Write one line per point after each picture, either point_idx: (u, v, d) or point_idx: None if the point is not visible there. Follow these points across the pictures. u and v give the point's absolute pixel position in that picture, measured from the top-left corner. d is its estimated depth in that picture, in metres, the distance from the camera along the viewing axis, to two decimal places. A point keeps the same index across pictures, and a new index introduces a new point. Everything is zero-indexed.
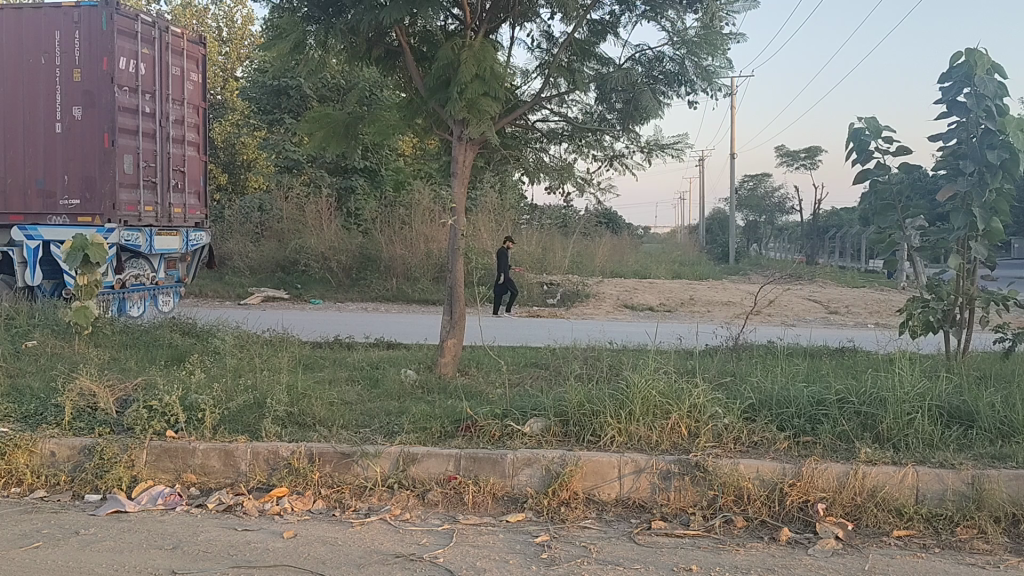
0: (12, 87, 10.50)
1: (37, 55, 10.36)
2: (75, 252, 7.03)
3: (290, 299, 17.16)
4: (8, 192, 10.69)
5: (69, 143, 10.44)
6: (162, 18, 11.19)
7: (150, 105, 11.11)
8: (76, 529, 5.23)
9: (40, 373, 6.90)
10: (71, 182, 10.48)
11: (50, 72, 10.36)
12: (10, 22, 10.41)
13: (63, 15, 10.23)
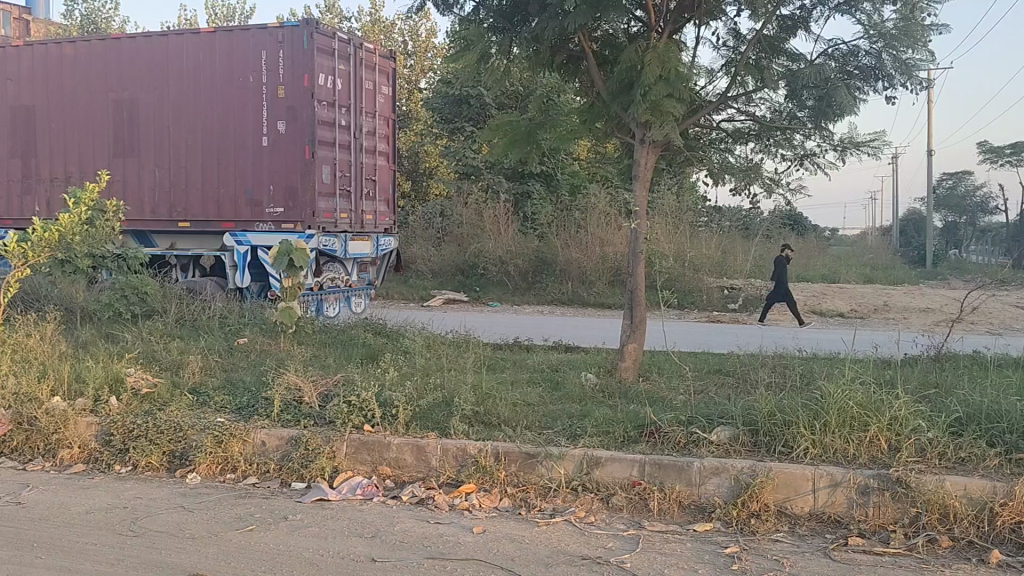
0: (225, 104, 11.42)
1: (247, 73, 11.24)
2: (281, 256, 7.59)
3: (469, 302, 17.76)
4: (220, 201, 11.62)
5: (275, 155, 11.26)
6: (357, 36, 11.90)
7: (345, 117, 11.83)
8: (285, 514, 5.62)
9: (251, 367, 7.48)
10: (276, 192, 11.31)
11: (258, 89, 11.22)
12: (223, 44, 11.34)
13: (270, 35, 11.06)
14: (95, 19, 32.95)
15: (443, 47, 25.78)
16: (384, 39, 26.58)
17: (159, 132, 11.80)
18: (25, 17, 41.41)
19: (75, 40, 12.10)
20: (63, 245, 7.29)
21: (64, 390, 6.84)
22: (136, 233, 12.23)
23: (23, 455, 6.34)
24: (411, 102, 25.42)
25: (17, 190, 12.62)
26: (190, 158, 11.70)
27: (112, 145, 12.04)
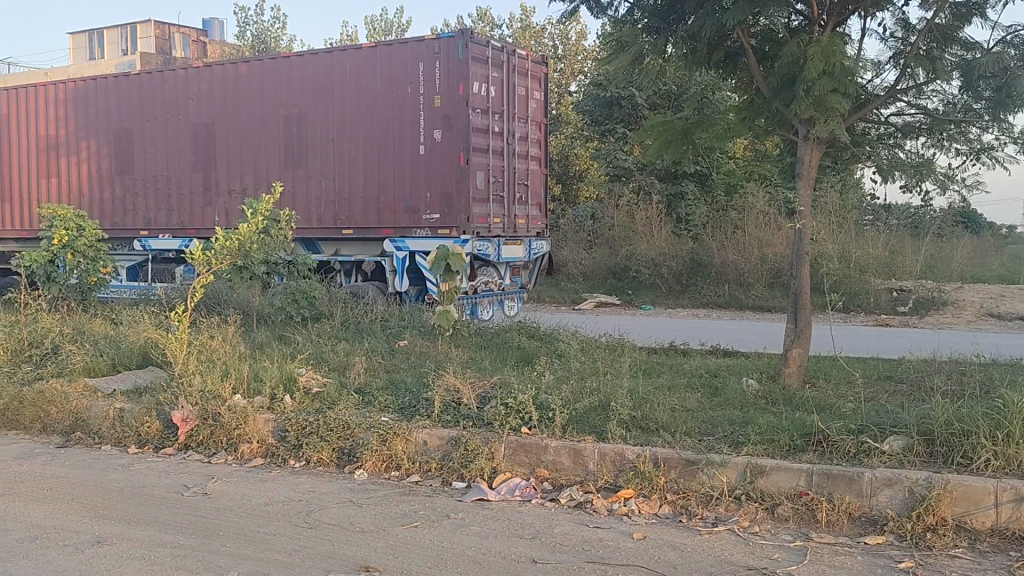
0: (384, 115, 11.89)
1: (405, 84, 11.67)
2: (437, 261, 7.81)
3: (621, 305, 17.75)
4: (380, 209, 12.10)
5: (431, 163, 11.64)
6: (509, 43, 12.15)
7: (499, 123, 12.08)
8: (448, 512, 5.77)
9: (412, 369, 7.74)
10: (432, 199, 11.68)
11: (416, 100, 11.63)
12: (382, 58, 11.82)
13: (426, 47, 11.46)
14: (265, 39, 35.13)
15: (592, 49, 25.80)
16: (534, 44, 27.00)
17: (324, 144, 12.42)
18: (203, 40, 44.73)
19: (249, 60, 12.89)
20: (244, 251, 8.18)
21: (243, 388, 7.30)
22: (303, 240, 12.87)
23: (208, 448, 6.83)
24: (562, 105, 25.59)
25: (198, 202, 13.51)
26: (353, 168, 12.24)
27: (282, 158, 12.75)
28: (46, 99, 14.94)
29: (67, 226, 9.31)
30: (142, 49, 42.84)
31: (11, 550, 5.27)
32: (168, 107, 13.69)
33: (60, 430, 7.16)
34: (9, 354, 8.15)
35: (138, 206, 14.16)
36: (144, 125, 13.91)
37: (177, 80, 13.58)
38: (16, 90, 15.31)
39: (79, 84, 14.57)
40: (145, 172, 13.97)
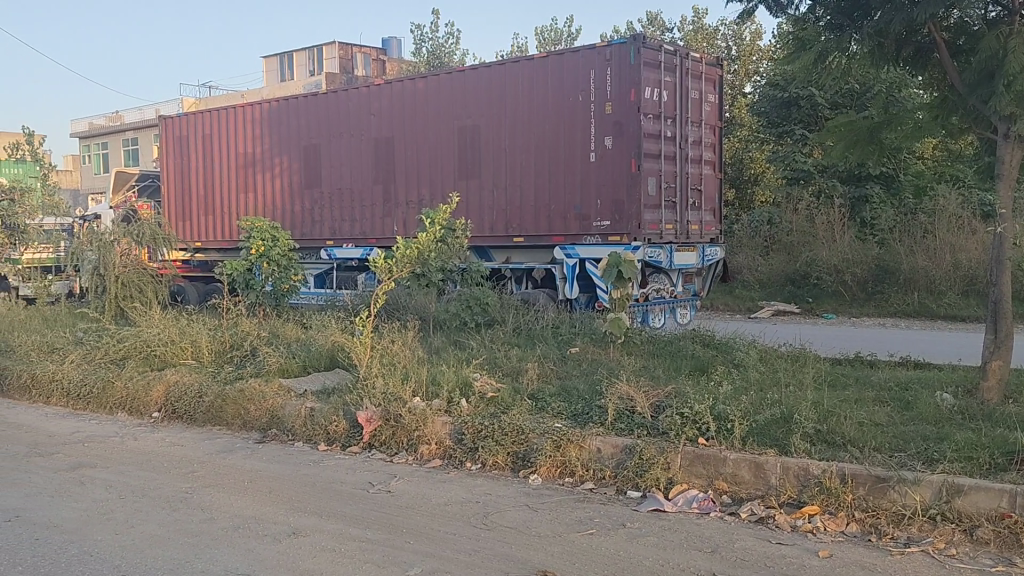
0: (556, 124, 12.07)
1: (576, 93, 11.82)
2: (610, 268, 7.87)
3: (801, 313, 17.14)
4: (551, 217, 12.24)
5: (602, 171, 11.69)
6: (682, 47, 12.09)
7: (672, 128, 12.01)
8: (624, 521, 5.73)
9: (584, 376, 7.78)
10: (603, 206, 11.72)
11: (587, 108, 11.74)
12: (554, 68, 12.04)
13: (598, 54, 11.57)
14: (439, 54, 36.40)
15: (768, 48, 24.98)
16: (707, 46, 26.46)
17: (497, 154, 12.72)
18: (382, 58, 46.86)
19: (427, 76, 13.44)
20: (421, 258, 8.78)
21: (423, 391, 7.59)
22: (475, 248, 13.20)
23: (390, 448, 7.14)
24: (735, 108, 24.87)
25: (379, 213, 14.18)
26: (525, 177, 12.47)
27: (457, 169, 13.16)
28: (243, 120, 16.12)
29: (262, 236, 9.97)
30: (326, 68, 45.55)
31: (217, 537, 5.72)
32: (352, 124, 14.48)
33: (257, 426, 7.70)
34: (212, 356, 8.85)
35: (324, 218, 15.03)
36: (330, 141, 14.74)
37: (360, 97, 14.34)
38: (218, 112, 16.61)
39: (272, 104, 15.64)
40: (331, 185, 14.81)
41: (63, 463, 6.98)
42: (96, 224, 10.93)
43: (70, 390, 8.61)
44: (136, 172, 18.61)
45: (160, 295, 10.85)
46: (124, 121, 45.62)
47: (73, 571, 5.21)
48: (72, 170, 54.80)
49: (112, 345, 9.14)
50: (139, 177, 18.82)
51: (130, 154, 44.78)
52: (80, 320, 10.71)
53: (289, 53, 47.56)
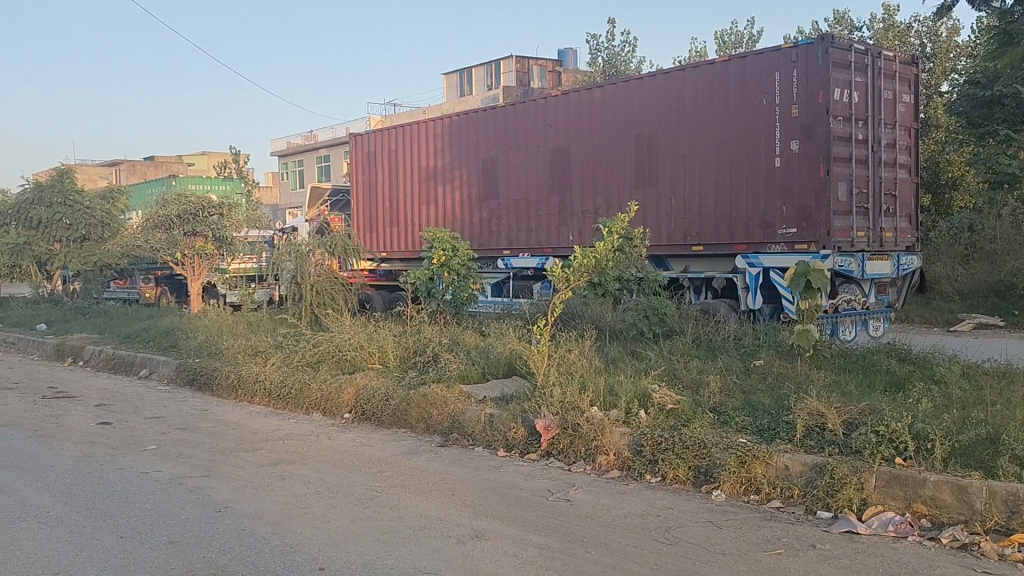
0: (738, 129, 11.77)
1: (760, 97, 11.52)
2: (798, 278, 7.58)
3: (1008, 327, 15.77)
4: (733, 225, 11.93)
5: (787, 176, 11.29)
6: (873, 45, 11.55)
7: (862, 131, 11.46)
8: (812, 542, 5.45)
9: (768, 391, 7.52)
10: (788, 213, 11.30)
11: (771, 111, 11.40)
12: (737, 72, 11.78)
13: (783, 56, 11.24)
14: (615, 63, 36.44)
15: (968, 44, 23.27)
16: (899, 44, 24.93)
17: (676, 161, 12.56)
18: (559, 70, 47.60)
19: (604, 85, 13.51)
20: (599, 268, 8.84)
21: (600, 401, 7.60)
22: (653, 257, 13.07)
23: (568, 457, 7.21)
24: (931, 107, 23.26)
25: (555, 222, 14.34)
26: (704, 184, 12.24)
27: (634, 178, 13.11)
28: (425, 135, 16.80)
29: (443, 246, 10.34)
30: (504, 81, 46.62)
31: (404, 535, 5.96)
32: (528, 135, 14.75)
33: (439, 429, 7.98)
34: (397, 361, 9.25)
35: (502, 227, 15.37)
36: (508, 153, 15.08)
37: (538, 109, 14.59)
38: (401, 128, 17.37)
39: (454, 119, 16.20)
40: (508, 196, 15.14)
41: (266, 459, 7.51)
42: (293, 236, 11.70)
43: (271, 390, 9.27)
44: (329, 187, 19.90)
45: (349, 302, 11.44)
46: (317, 139, 48.81)
47: (277, 560, 5.59)
48: (272, 185, 59.23)
49: (307, 349, 9.74)
50: (332, 192, 20.09)
51: (322, 169, 47.82)
52: (279, 325, 11.52)
53: (468, 68, 49.01)
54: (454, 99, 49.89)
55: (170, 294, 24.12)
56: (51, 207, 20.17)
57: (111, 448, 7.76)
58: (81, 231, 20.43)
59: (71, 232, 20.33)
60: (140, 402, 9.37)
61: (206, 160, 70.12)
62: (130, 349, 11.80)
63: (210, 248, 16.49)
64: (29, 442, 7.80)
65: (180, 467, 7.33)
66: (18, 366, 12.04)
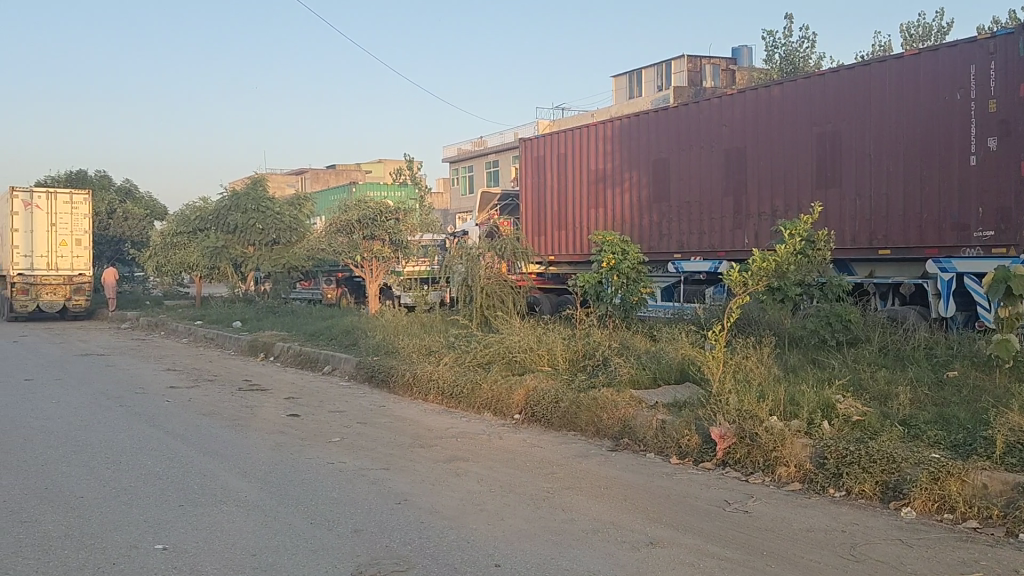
0: (928, 126, 11.13)
1: (953, 91, 10.86)
2: (996, 284, 6.83)
3: None
4: (924, 227, 11.23)
5: (984, 175, 10.55)
6: None
7: None
8: (1017, 568, 4.99)
9: (965, 404, 7.01)
10: (985, 214, 10.53)
11: (966, 107, 10.71)
12: (928, 65, 11.16)
13: (979, 48, 10.55)
14: (794, 60, 35.15)
15: None
16: None
17: (860, 160, 11.98)
18: (731, 68, 46.36)
19: (784, 83, 13.11)
20: (779, 272, 8.61)
21: (780, 411, 7.34)
22: (836, 261, 12.50)
23: (745, 466, 7.00)
24: None
25: (729, 225, 13.98)
26: (891, 184, 11.60)
27: (815, 178, 12.60)
28: (595, 138, 16.76)
29: (613, 250, 10.26)
30: (674, 82, 45.91)
31: (577, 538, 5.96)
32: (702, 135, 14.49)
33: (610, 434, 7.95)
34: (566, 363, 9.28)
35: (672, 230, 15.11)
36: (679, 155, 14.88)
37: (711, 109, 14.33)
38: (569, 132, 17.51)
39: (623, 121, 16.16)
40: (680, 198, 14.88)
41: (441, 456, 7.73)
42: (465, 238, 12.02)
43: (445, 389, 9.55)
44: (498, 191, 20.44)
45: (518, 304, 11.60)
46: (487, 145, 50.00)
47: (454, 554, 5.73)
48: (443, 190, 61.31)
49: (478, 350, 9.95)
50: (501, 196, 20.60)
51: (491, 175, 49.06)
52: (451, 325, 11.86)
53: (637, 70, 48.59)
54: (623, 101, 49.58)
55: (349, 296, 25.38)
56: (246, 213, 21.84)
57: (299, 438, 8.24)
58: (272, 235, 21.88)
59: (263, 236, 21.82)
60: (324, 396, 9.91)
61: (381, 168, 73.41)
62: (315, 347, 12.48)
63: (387, 252, 17.25)
64: (227, 430, 8.41)
65: (362, 459, 7.67)
66: (218, 359, 13.05)
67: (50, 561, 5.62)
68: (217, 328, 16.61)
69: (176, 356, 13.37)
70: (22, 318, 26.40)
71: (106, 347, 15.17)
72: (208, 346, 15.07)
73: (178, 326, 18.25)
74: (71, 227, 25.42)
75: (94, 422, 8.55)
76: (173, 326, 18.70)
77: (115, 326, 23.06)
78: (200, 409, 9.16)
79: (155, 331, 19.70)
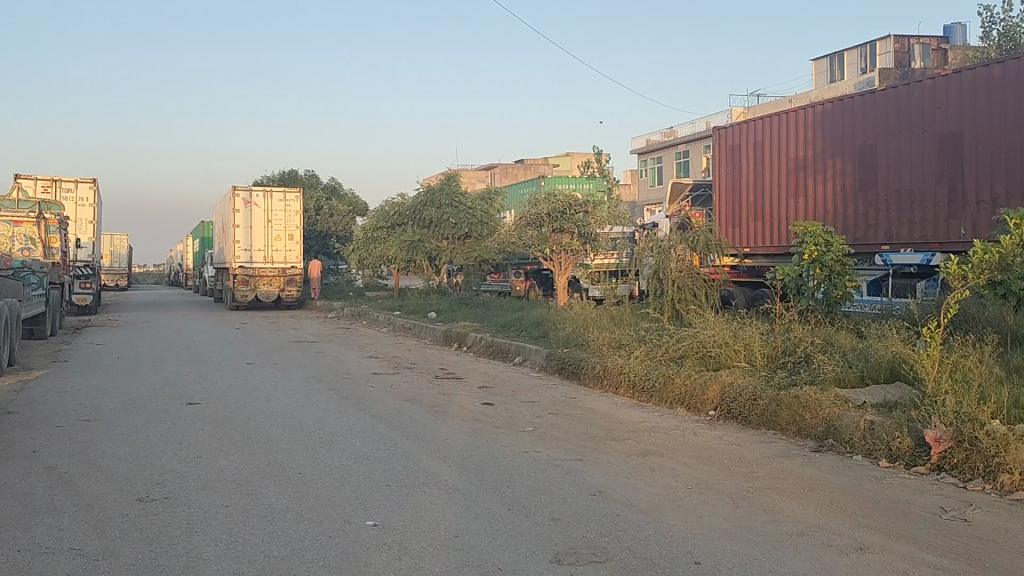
0: None
1: None
2: None
3: None
4: None
5: None
6: None
7: None
8: None
9: None
10: None
11: None
12: None
13: None
14: (1015, 36, 32.25)
15: None
16: None
17: None
18: (944, 47, 43.11)
19: (1005, 61, 12.29)
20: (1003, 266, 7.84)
21: (1003, 415, 6.76)
22: None
23: (964, 473, 6.50)
24: None
25: (943, 215, 13.08)
26: None
27: None
28: (794, 126, 16.10)
29: (815, 240, 9.90)
30: (879, 64, 43.50)
31: (781, 539, 5.72)
32: (913, 120, 13.62)
33: (813, 435, 7.62)
34: (765, 360, 9.00)
35: (879, 221, 14.22)
36: (887, 139, 14.04)
37: (923, 92, 13.50)
38: (764, 120, 16.94)
39: (825, 106, 15.42)
40: (887, 187, 13.99)
41: (635, 449, 7.69)
42: (655, 232, 11.97)
43: (636, 383, 9.51)
44: (689, 182, 20.14)
45: (710, 298, 11.38)
46: (676, 135, 49.32)
47: (653, 549, 5.65)
48: (629, 185, 61.06)
49: (670, 344, 9.84)
50: (692, 186, 20.28)
51: (681, 165, 48.39)
52: (641, 318, 11.82)
53: (839, 52, 46.21)
54: (821, 85, 47.26)
55: (537, 288, 25.76)
56: (440, 208, 22.76)
57: (495, 427, 8.46)
58: (464, 229, 22.63)
59: (455, 230, 22.65)
60: (517, 386, 10.13)
61: (569, 161, 74.00)
62: (506, 338, 12.78)
63: (576, 245, 17.45)
64: (428, 416, 8.77)
65: (556, 450, 7.77)
66: (416, 348, 13.67)
67: (275, 531, 6.05)
68: (415, 317, 17.47)
69: (378, 344, 14.13)
70: (244, 306, 28.83)
71: (315, 334, 16.29)
72: (406, 336, 15.85)
73: (378, 317, 19.36)
74: (285, 224, 27.35)
75: (307, 404, 9.17)
76: (374, 316, 19.83)
77: (321, 315, 24.74)
78: (401, 395, 9.63)
79: (358, 320, 20.98)
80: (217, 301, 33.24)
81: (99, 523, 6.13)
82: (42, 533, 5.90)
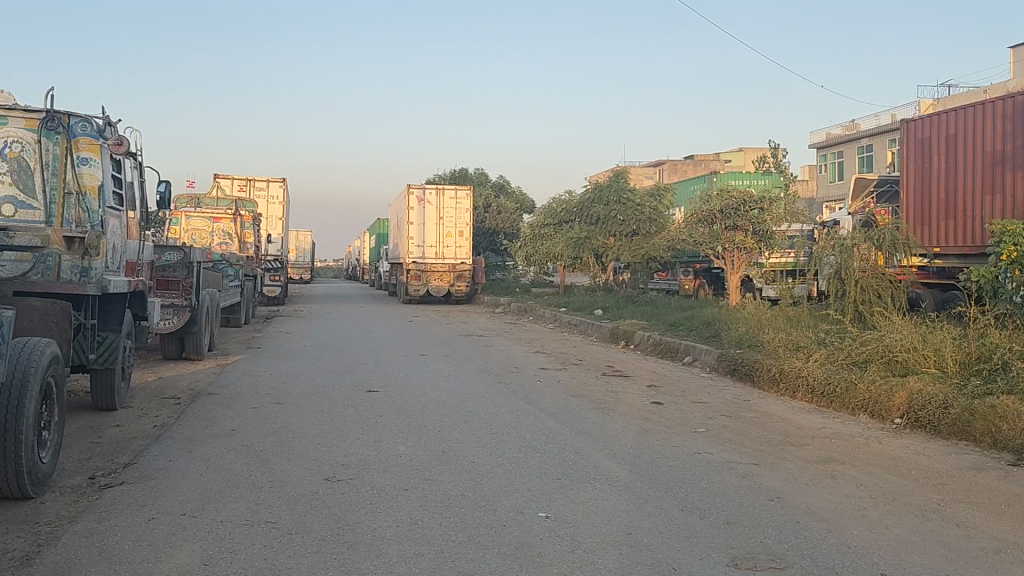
0: None
1: None
2: None
3: None
4: None
5: None
6: None
7: None
8: None
9: None
10: None
11: None
12: None
13: None
14: None
15: None
16: None
17: None
18: None
19: None
20: None
21: None
22: None
23: None
24: None
25: None
26: None
27: None
28: (990, 118, 15.12)
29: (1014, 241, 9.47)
30: None
31: (976, 556, 5.35)
32: None
33: (1010, 446, 7.04)
34: (957, 366, 8.50)
35: None
36: None
37: None
38: (955, 112, 15.97)
39: None
40: None
41: (814, 456, 7.42)
42: (836, 230, 11.55)
43: (814, 387, 9.18)
44: (874, 178, 19.23)
45: (896, 300, 10.85)
46: (858, 128, 47.15)
47: (836, 557, 5.41)
48: (805, 181, 58.85)
49: (852, 347, 9.46)
50: (878, 181, 19.39)
51: (864, 160, 46.38)
52: (820, 321, 11.43)
53: None
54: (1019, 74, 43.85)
55: (707, 286, 25.34)
56: (608, 205, 22.78)
57: (665, 426, 8.39)
58: (632, 226, 22.61)
59: (624, 227, 22.68)
60: (687, 386, 9.99)
61: (743, 158, 72.20)
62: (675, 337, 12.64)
63: (749, 242, 17.03)
64: (597, 413, 8.80)
65: (730, 452, 7.60)
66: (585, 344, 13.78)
67: (452, 516, 6.23)
68: (581, 315, 17.57)
69: (545, 339, 14.32)
70: (414, 300, 30.05)
71: (486, 328, 16.70)
72: (573, 332, 16.00)
73: (546, 312, 19.63)
74: (455, 220, 28.21)
75: (478, 396, 9.40)
76: (541, 312, 20.13)
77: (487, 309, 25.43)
78: (570, 391, 9.71)
79: (526, 315, 21.36)
80: (393, 293, 34.78)
81: (291, 499, 6.52)
82: (241, 506, 6.33)
